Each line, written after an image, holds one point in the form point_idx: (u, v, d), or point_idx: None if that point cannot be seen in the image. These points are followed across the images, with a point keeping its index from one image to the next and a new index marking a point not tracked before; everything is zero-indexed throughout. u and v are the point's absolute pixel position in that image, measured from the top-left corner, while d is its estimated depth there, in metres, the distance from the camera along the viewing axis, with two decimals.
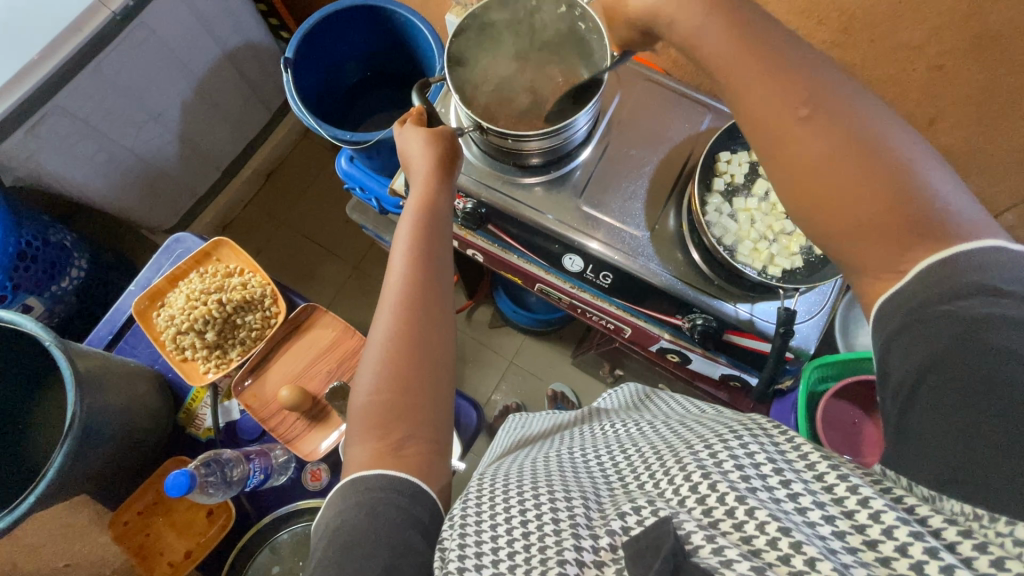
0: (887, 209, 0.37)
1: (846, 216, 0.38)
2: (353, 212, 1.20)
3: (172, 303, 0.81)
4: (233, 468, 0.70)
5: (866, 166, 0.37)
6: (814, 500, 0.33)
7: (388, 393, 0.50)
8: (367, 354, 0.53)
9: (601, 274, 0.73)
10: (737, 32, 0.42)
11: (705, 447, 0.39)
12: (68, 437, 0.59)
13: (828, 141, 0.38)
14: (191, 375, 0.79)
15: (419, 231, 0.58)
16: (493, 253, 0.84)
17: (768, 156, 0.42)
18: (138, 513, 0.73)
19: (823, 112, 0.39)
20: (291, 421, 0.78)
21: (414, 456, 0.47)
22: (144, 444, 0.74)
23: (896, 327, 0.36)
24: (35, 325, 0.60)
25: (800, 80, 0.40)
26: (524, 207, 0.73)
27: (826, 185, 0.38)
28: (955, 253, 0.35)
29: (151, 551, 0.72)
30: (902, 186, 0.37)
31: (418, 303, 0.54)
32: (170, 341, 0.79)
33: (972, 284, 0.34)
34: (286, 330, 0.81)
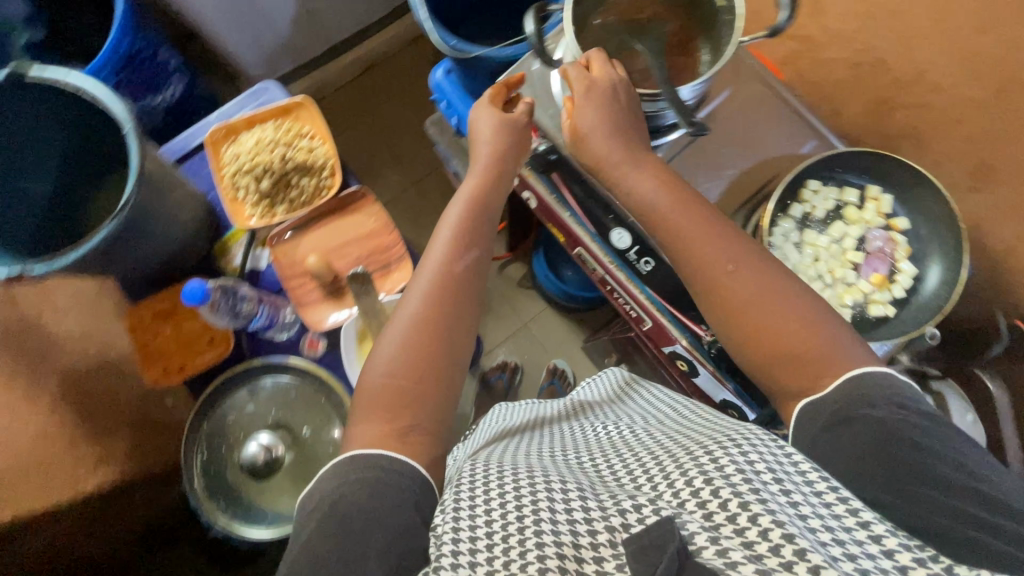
0: (801, 347, 0.52)
1: (774, 350, 0.53)
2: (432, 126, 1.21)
3: (242, 142, 0.84)
4: (245, 307, 0.74)
5: (788, 313, 0.54)
6: (815, 511, 0.36)
7: (399, 378, 0.53)
8: (390, 333, 0.56)
9: (642, 259, 0.73)
10: (705, 212, 0.59)
11: (707, 456, 0.41)
12: (115, 218, 0.61)
13: (751, 296, 0.55)
14: (236, 214, 0.82)
15: (458, 237, 0.62)
16: (545, 202, 0.80)
17: (718, 304, 0.57)
18: (152, 316, 0.79)
19: (752, 275, 0.56)
20: (308, 288, 0.81)
21: (418, 446, 0.50)
22: (176, 259, 0.79)
23: (823, 424, 0.48)
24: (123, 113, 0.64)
25: (725, 240, 0.58)
26: None
27: (756, 325, 0.54)
28: (853, 374, 0.49)
29: (152, 351, 0.78)
30: (807, 326, 0.53)
31: (445, 291, 0.58)
32: (229, 176, 0.83)
33: (875, 400, 0.46)
34: (332, 205, 0.84)
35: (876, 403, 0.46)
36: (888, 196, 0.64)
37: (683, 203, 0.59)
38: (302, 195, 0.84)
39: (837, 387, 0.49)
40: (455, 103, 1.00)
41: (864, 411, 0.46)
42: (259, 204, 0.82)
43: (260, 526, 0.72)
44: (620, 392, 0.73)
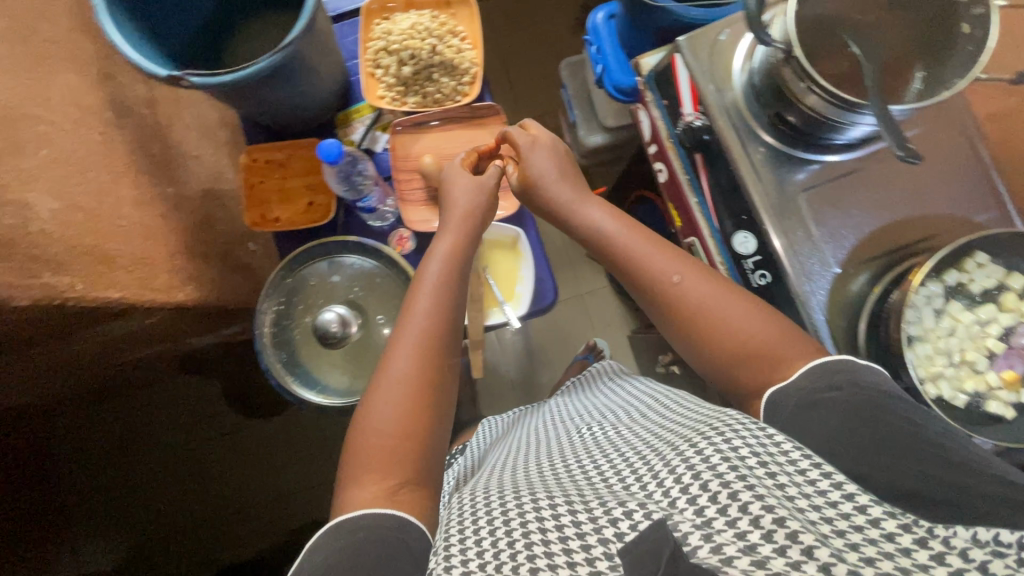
0: (761, 338, 0.56)
1: (736, 346, 0.56)
2: (565, 69, 1.21)
3: (397, 21, 0.81)
4: (364, 180, 0.74)
5: (744, 304, 0.58)
6: (801, 491, 0.38)
7: (393, 437, 0.55)
8: (382, 382, 0.58)
9: (756, 274, 0.69)
10: (646, 241, 0.64)
11: (690, 448, 0.43)
12: (273, 56, 0.59)
13: (693, 296, 0.59)
14: (369, 90, 0.81)
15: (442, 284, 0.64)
16: (672, 181, 0.76)
17: (678, 311, 0.60)
18: (265, 161, 0.79)
19: (682, 284, 0.60)
20: (416, 186, 0.81)
21: (408, 499, 0.52)
22: (302, 115, 0.78)
23: (793, 403, 0.51)
24: None
25: (665, 254, 0.63)
26: (745, 159, 0.68)
27: (715, 323, 0.58)
28: (817, 363, 0.52)
29: (255, 195, 0.78)
30: (765, 318, 0.57)
31: (434, 331, 0.61)
32: (373, 50, 0.80)
33: (840, 381, 0.50)
34: (463, 113, 0.82)
35: (836, 385, 0.49)
36: None
37: (636, 233, 0.65)
38: (437, 94, 0.81)
39: (803, 374, 0.52)
40: (607, 51, 0.99)
41: (827, 394, 0.49)
42: (394, 89, 0.81)
43: (312, 392, 0.74)
44: (615, 381, 0.77)
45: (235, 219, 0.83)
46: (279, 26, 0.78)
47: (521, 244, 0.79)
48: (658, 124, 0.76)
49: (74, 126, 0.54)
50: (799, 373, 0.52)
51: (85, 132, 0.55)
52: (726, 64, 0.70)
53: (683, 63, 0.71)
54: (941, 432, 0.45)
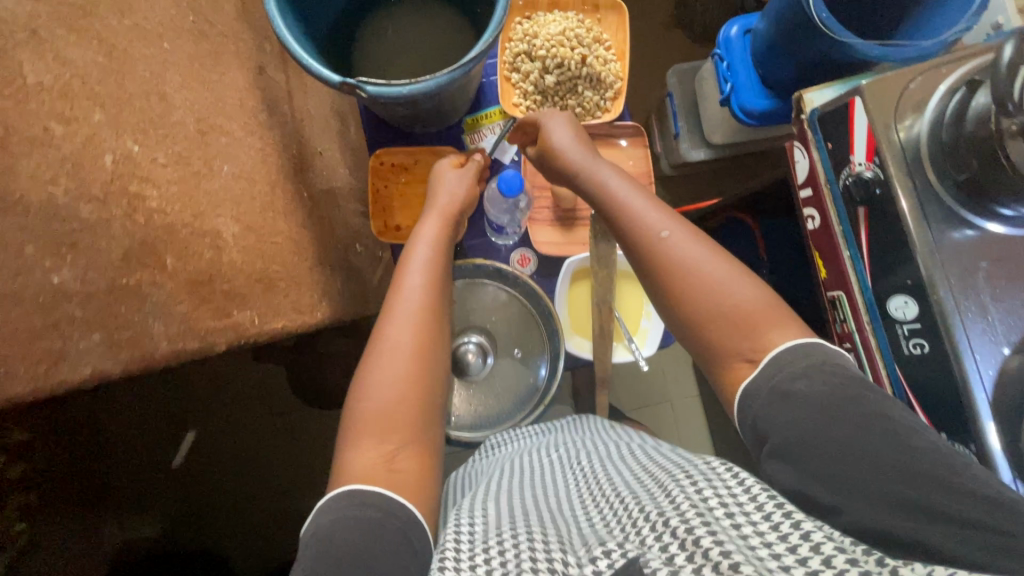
0: (737, 305, 0.51)
1: (712, 310, 0.51)
2: (673, 76, 1.15)
3: (540, 22, 0.75)
4: (521, 215, 0.75)
5: (719, 267, 0.53)
6: (756, 529, 0.36)
7: (389, 412, 0.52)
8: (382, 355, 0.55)
9: (910, 341, 0.66)
10: (637, 200, 0.58)
11: (666, 493, 0.41)
12: (453, 71, 0.52)
13: (677, 253, 0.54)
14: (504, 95, 0.76)
15: (434, 259, 0.63)
16: (827, 228, 0.74)
17: (659, 267, 0.55)
18: (391, 164, 0.74)
19: (668, 241, 0.55)
20: (544, 205, 0.77)
21: (407, 467, 0.50)
22: (436, 119, 0.73)
23: (762, 399, 0.46)
24: None
25: (644, 211, 0.57)
26: (917, 217, 0.63)
27: (693, 283, 0.53)
28: (790, 344, 0.48)
29: (378, 200, 0.74)
30: (733, 284, 0.52)
31: (428, 305, 0.59)
32: (513, 53, 0.75)
33: (805, 364, 0.46)
34: (602, 130, 0.77)
35: (806, 372, 0.45)
36: None
37: (633, 185, 0.60)
38: (577, 108, 0.76)
39: (774, 357, 0.47)
40: (738, 70, 0.93)
41: (795, 382, 0.45)
42: (531, 97, 0.75)
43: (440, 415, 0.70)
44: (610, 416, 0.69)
45: (350, 219, 0.78)
46: (448, 26, 0.71)
47: None
48: (817, 165, 0.73)
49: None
50: (775, 352, 0.48)
51: (249, 140, 0.52)
52: (910, 111, 0.65)
53: (864, 110, 0.66)
54: (917, 433, 0.40)
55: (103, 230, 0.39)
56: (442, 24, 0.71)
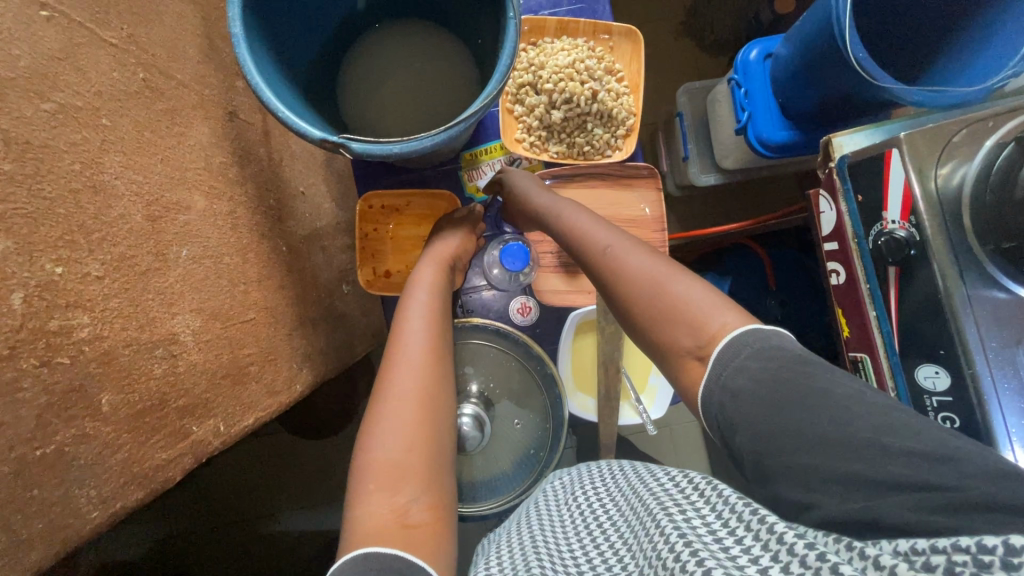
0: (682, 303, 0.47)
1: (659, 316, 0.48)
2: (684, 95, 1.08)
3: (547, 51, 0.69)
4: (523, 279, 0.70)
5: (661, 267, 0.50)
6: (745, 550, 0.35)
7: (396, 461, 0.46)
8: (387, 405, 0.49)
9: (938, 415, 0.61)
10: (574, 212, 0.59)
11: (654, 520, 0.40)
12: (447, 129, 0.46)
13: (615, 266, 0.53)
14: (506, 130, 0.70)
15: (435, 300, 0.57)
16: (854, 286, 0.69)
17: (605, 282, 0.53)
18: (382, 206, 0.68)
19: (607, 255, 0.54)
20: (548, 250, 0.71)
21: (424, 518, 0.44)
22: (431, 159, 0.66)
23: (716, 413, 0.42)
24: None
25: (590, 232, 0.57)
26: (951, 271, 0.58)
27: (634, 289, 0.50)
28: (732, 333, 0.43)
29: (368, 246, 0.68)
30: (674, 278, 0.49)
31: (433, 348, 0.54)
32: (516, 84, 0.68)
33: (753, 359, 0.41)
34: (612, 170, 0.70)
35: (745, 363, 0.41)
36: None
37: (573, 204, 0.60)
38: (586, 146, 0.70)
39: (717, 355, 0.43)
40: (755, 98, 0.87)
41: (736, 382, 0.41)
42: (535, 133, 0.69)
43: None
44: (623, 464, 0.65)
45: (338, 261, 0.72)
46: (451, 57, 0.64)
47: None
48: (844, 218, 0.68)
49: (208, 203, 0.46)
50: (716, 348, 0.43)
51: (217, 206, 0.47)
52: (953, 165, 0.60)
53: (900, 164, 0.60)
54: (859, 400, 0.36)
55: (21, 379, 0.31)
56: (441, 56, 0.64)
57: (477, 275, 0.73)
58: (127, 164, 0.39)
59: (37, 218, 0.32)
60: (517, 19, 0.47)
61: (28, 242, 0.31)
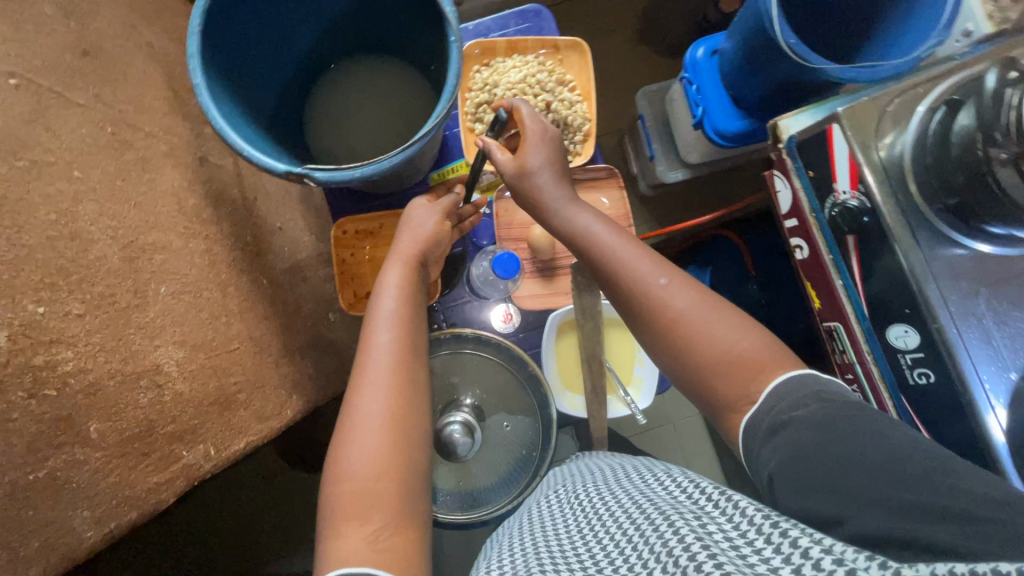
0: (737, 351, 0.49)
1: (709, 360, 0.50)
2: (642, 98, 1.13)
3: (499, 69, 0.73)
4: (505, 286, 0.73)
5: (711, 311, 0.52)
6: (751, 546, 0.35)
7: (371, 481, 0.48)
8: (360, 429, 0.50)
9: (914, 372, 0.63)
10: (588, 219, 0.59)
11: (667, 521, 0.40)
12: (403, 149, 0.49)
13: (668, 303, 0.52)
14: (470, 148, 0.73)
15: (401, 308, 0.57)
16: (818, 261, 0.71)
17: (654, 323, 0.53)
18: (357, 232, 0.71)
19: (655, 290, 0.53)
20: (521, 257, 0.74)
21: (393, 545, 0.45)
22: (400, 181, 0.69)
23: (761, 436, 0.45)
24: (453, 15, 0.51)
25: (627, 261, 0.55)
26: (904, 235, 0.61)
27: (686, 333, 0.51)
28: (784, 379, 0.47)
29: (347, 271, 0.70)
30: (732, 330, 0.50)
31: (405, 371, 0.54)
32: (475, 104, 0.72)
33: (806, 397, 0.44)
34: (575, 175, 0.73)
35: (804, 400, 0.44)
36: None
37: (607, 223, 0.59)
38: None
39: (769, 393, 0.46)
40: (707, 92, 0.91)
41: (793, 412, 0.44)
42: None
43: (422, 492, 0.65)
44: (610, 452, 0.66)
45: (321, 291, 0.75)
46: (391, 71, 0.68)
47: None
48: (799, 195, 0.71)
49: (184, 241, 0.49)
50: (772, 384, 0.47)
51: (194, 245, 0.50)
52: (887, 131, 0.63)
53: (842, 136, 0.63)
54: (916, 446, 0.37)
55: (8, 413, 0.36)
56: (381, 74, 0.69)
57: (457, 287, 0.75)
58: (102, 212, 0.42)
59: (16, 265, 0.36)
60: (459, 42, 0.51)
61: (8, 287, 0.35)
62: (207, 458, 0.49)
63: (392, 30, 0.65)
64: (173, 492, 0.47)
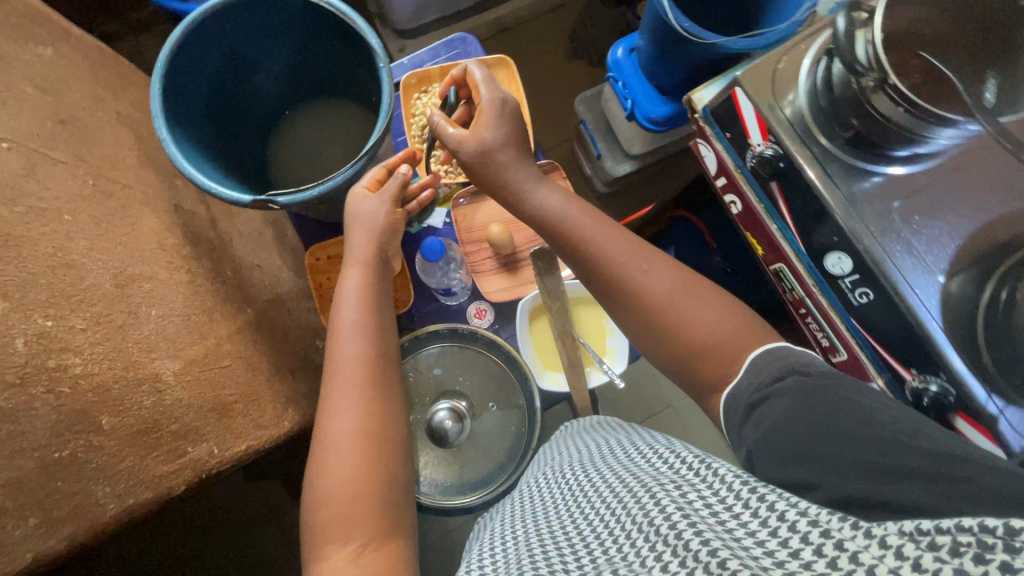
0: (722, 332, 0.52)
1: (692, 343, 0.52)
2: (580, 104, 1.22)
3: (437, 93, 0.81)
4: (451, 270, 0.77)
5: (694, 296, 0.54)
6: (740, 521, 0.34)
7: (349, 499, 0.51)
8: (331, 449, 0.53)
9: (856, 292, 0.68)
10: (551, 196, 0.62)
11: (652, 497, 0.39)
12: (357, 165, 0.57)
13: (653, 289, 0.55)
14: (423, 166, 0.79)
15: (365, 317, 0.62)
16: (753, 212, 0.77)
17: (641, 310, 0.56)
18: (329, 257, 0.76)
19: (637, 276, 0.56)
20: (484, 256, 0.79)
21: (375, 560, 0.48)
22: None
23: (741, 411, 0.46)
24: (381, 45, 0.59)
25: (598, 243, 0.58)
26: (816, 171, 0.68)
27: (671, 318, 0.54)
28: (770, 351, 0.48)
29: (325, 294, 0.76)
30: (721, 316, 0.53)
31: (375, 379, 0.58)
32: (420, 125, 0.80)
33: (783, 368, 0.46)
34: None
35: (780, 373, 0.45)
36: None
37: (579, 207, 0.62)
38: None
39: (749, 367, 0.48)
40: (632, 86, 1.00)
41: (775, 383, 0.45)
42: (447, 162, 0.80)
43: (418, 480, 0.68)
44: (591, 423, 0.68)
45: (306, 320, 0.79)
46: (334, 108, 0.76)
47: None
48: (723, 156, 0.78)
49: (168, 272, 0.55)
50: (750, 360, 0.49)
51: (178, 275, 0.56)
52: (787, 87, 0.70)
53: (745, 96, 0.71)
54: (887, 411, 0.39)
55: (29, 406, 0.41)
56: (328, 113, 0.76)
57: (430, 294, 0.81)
58: (93, 248, 0.48)
59: (26, 286, 0.42)
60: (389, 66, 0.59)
61: (20, 304, 0.41)
62: (213, 454, 0.53)
63: (332, 73, 0.73)
64: (184, 482, 0.52)
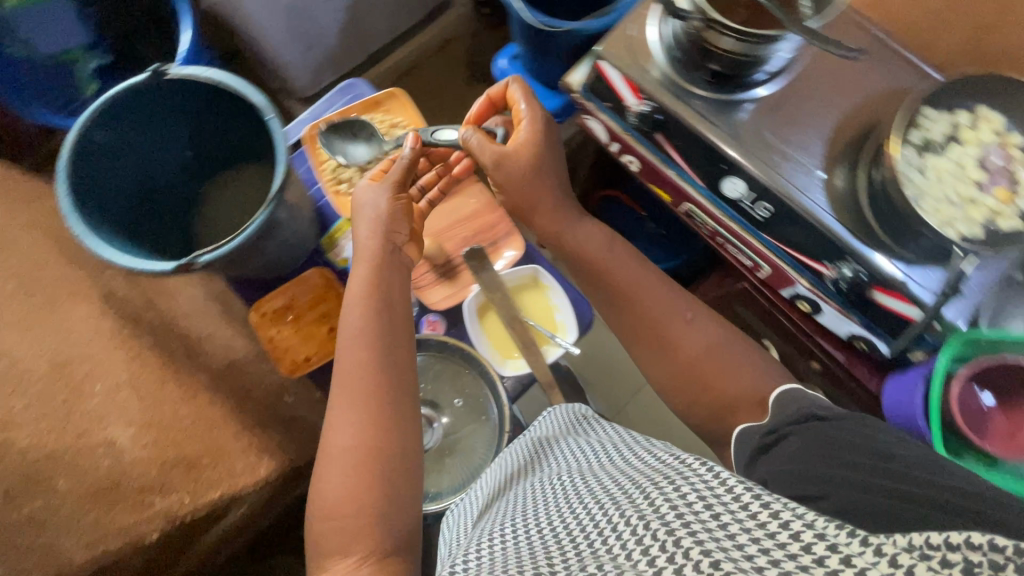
0: (749, 383, 0.59)
1: (721, 390, 0.60)
2: None
3: (339, 136, 0.85)
4: None
5: (726, 348, 0.63)
6: (727, 512, 0.32)
7: (340, 517, 0.52)
8: (336, 464, 0.54)
9: (757, 206, 0.72)
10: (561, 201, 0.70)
11: (640, 490, 0.37)
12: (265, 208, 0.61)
13: (690, 343, 0.63)
14: (342, 206, 0.83)
15: (371, 324, 0.61)
16: (650, 163, 0.83)
17: (675, 360, 0.64)
18: (274, 310, 0.79)
19: (686, 321, 0.65)
20: (423, 270, 0.81)
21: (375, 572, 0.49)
22: (292, 255, 0.79)
23: (754, 446, 0.52)
24: (262, 97, 0.64)
25: (632, 284, 0.67)
26: (689, 114, 0.72)
27: (710, 373, 0.61)
28: (786, 393, 0.55)
29: (278, 346, 0.78)
30: (746, 364, 0.61)
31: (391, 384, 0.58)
32: (331, 168, 0.84)
33: (796, 407, 0.52)
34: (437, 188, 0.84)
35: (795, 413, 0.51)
36: (1000, 115, 0.61)
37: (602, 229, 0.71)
38: None
39: (771, 411, 0.54)
40: None
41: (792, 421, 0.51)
42: None
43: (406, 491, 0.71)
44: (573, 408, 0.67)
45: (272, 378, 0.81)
46: (244, 176, 0.80)
47: (542, 277, 0.82)
48: (611, 123, 0.83)
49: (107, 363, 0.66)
50: (771, 404, 0.55)
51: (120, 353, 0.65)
52: (645, 50, 0.76)
53: (610, 66, 0.77)
54: (898, 445, 0.44)
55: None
56: (238, 178, 0.81)
57: None
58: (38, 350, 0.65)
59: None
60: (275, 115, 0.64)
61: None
62: (184, 502, 0.64)
63: (232, 142, 0.78)
64: (156, 529, 0.62)
